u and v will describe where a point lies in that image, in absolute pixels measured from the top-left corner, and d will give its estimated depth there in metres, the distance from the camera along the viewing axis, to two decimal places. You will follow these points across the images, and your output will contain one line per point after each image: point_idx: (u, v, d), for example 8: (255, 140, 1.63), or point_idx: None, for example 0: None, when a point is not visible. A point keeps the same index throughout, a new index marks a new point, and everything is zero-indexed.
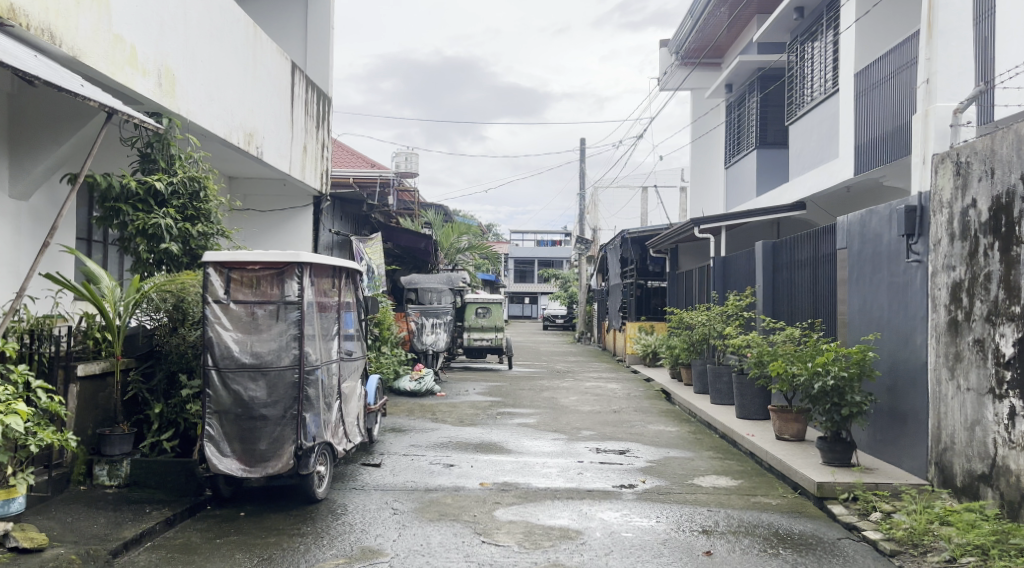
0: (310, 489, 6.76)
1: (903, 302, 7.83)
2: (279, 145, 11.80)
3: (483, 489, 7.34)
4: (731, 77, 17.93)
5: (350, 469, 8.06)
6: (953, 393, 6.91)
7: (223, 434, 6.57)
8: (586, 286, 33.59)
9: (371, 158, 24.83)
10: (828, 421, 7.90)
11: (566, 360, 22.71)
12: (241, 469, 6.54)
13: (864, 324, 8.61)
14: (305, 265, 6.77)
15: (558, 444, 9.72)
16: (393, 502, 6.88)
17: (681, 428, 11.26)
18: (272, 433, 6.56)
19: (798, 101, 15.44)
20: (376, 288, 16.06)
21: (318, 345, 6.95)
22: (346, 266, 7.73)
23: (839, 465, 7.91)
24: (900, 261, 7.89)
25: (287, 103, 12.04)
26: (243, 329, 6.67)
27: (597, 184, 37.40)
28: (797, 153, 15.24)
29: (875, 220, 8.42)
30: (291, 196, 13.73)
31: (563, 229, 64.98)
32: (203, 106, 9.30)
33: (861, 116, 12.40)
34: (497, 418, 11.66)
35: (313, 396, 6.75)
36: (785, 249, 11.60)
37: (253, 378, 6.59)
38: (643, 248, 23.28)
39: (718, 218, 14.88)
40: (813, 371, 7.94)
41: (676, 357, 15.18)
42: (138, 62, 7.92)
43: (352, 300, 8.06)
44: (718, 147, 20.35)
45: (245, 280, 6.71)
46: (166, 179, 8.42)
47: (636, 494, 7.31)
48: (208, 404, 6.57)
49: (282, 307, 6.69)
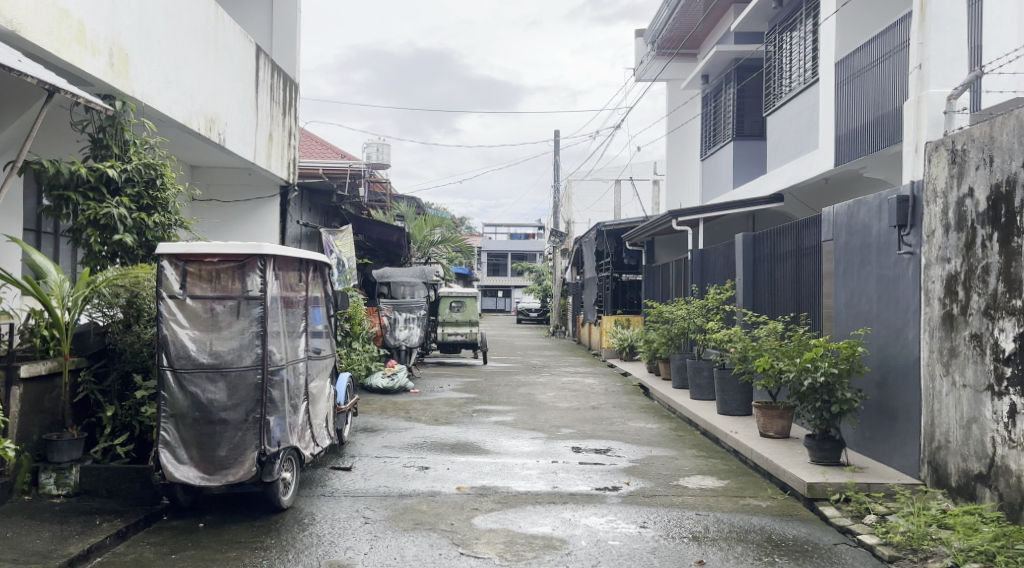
0: (275, 497, 6.35)
1: (894, 297, 7.55)
2: (242, 132, 11.29)
3: (460, 494, 6.96)
4: (707, 68, 17.59)
5: (319, 473, 7.64)
6: (948, 390, 6.64)
7: (180, 440, 6.15)
8: (560, 280, 33.32)
9: (342, 150, 24.28)
10: (817, 418, 7.60)
11: (541, 354, 22.36)
12: (199, 477, 6.14)
13: (852, 318, 8.33)
14: (268, 257, 6.34)
15: (537, 443, 9.36)
16: (364, 510, 6.49)
17: (662, 424, 10.96)
18: (233, 438, 6.15)
19: (777, 92, 15.16)
20: (347, 281, 15.59)
21: (283, 343, 6.52)
22: (313, 259, 7.30)
23: (829, 464, 7.63)
24: (890, 253, 7.61)
25: (251, 88, 11.54)
26: (201, 327, 6.23)
27: (570, 177, 37.18)
28: (776, 144, 14.96)
29: (864, 211, 8.13)
30: (257, 186, 13.27)
31: (537, 222, 64.62)
32: (160, 89, 8.84)
33: (842, 106, 12.13)
34: (473, 416, 11.28)
35: (277, 398, 6.33)
36: (767, 241, 11.33)
37: (212, 380, 6.16)
38: (619, 240, 22.97)
39: (695, 210, 14.59)
40: (801, 368, 7.64)
41: (654, 351, 14.86)
42: (87, 40, 7.49)
43: (321, 294, 7.63)
44: (694, 138, 20.05)
45: (202, 274, 6.28)
46: (119, 167, 8.00)
47: (621, 497, 6.97)
48: (164, 407, 6.15)
49: (243, 303, 6.26)
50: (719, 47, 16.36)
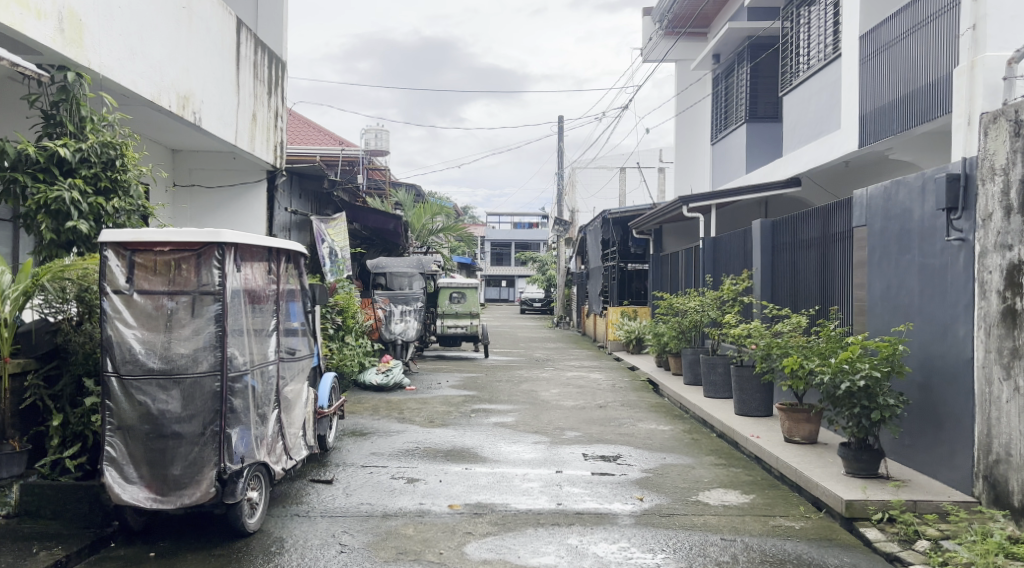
0: (238, 521, 5.55)
1: (940, 289, 6.70)
2: (221, 111, 10.45)
3: (453, 514, 6.16)
4: (719, 46, 16.61)
5: (295, 488, 6.82)
6: (1010, 396, 5.81)
7: (128, 456, 5.37)
8: (564, 269, 32.48)
9: (338, 135, 23.35)
10: (853, 426, 6.75)
11: (545, 347, 21.47)
12: (150, 499, 5.36)
13: (890, 313, 7.47)
14: (227, 244, 5.50)
15: (539, 449, 8.54)
16: (341, 536, 5.69)
17: (674, 426, 10.13)
18: (188, 455, 5.35)
19: (794, 70, 14.22)
20: (339, 272, 14.85)
21: (248, 345, 5.70)
22: (285, 248, 6.44)
23: (866, 477, 6.80)
24: (936, 240, 6.75)
25: (230, 63, 10.68)
26: (151, 326, 5.41)
27: (574, 164, 36.38)
28: (793, 125, 14.06)
29: (904, 192, 7.26)
30: (243, 170, 12.43)
31: (541, 211, 63.80)
32: (122, 61, 8.03)
33: (867, 83, 11.19)
34: (471, 417, 10.43)
35: (239, 408, 5.51)
36: (787, 228, 10.47)
37: (164, 388, 5.35)
38: (625, 228, 22.07)
39: (707, 195, 13.74)
40: (836, 370, 6.81)
41: (664, 345, 13.98)
42: (29, 1, 6.70)
43: (296, 286, 6.78)
44: (703, 122, 19.13)
45: (151, 266, 5.46)
46: (72, 145, 7.12)
47: (634, 517, 6.16)
48: (109, 419, 5.35)
49: (198, 298, 5.44)
50: (732, 24, 15.42)
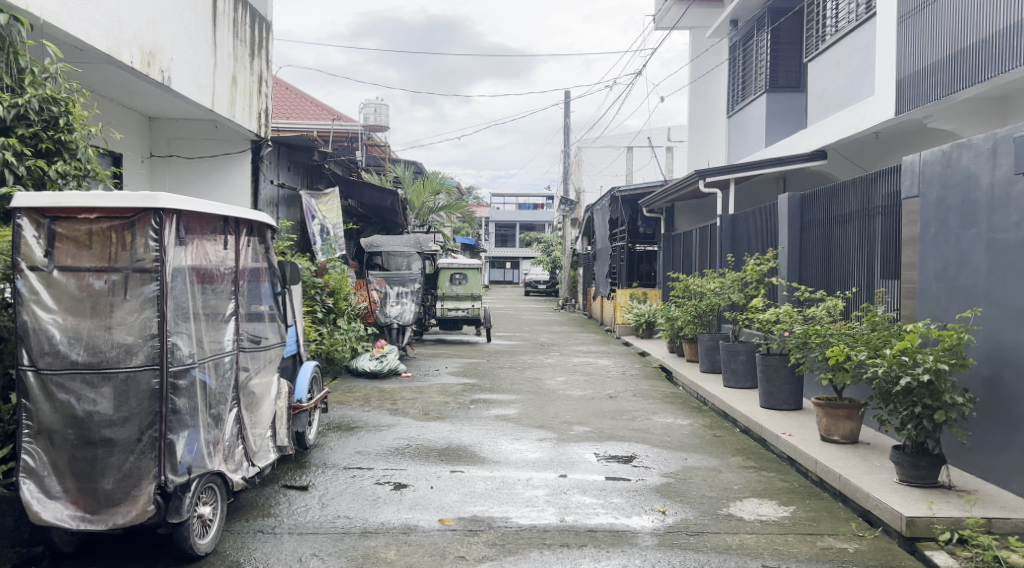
0: (186, 542, 4.63)
1: (1016, 268, 5.74)
2: (195, 72, 9.50)
3: (445, 531, 5.23)
4: (737, 12, 15.46)
5: (262, 496, 5.90)
6: None
7: (51, 466, 4.44)
8: (570, 250, 31.48)
9: (334, 109, 22.21)
10: (911, 428, 5.78)
11: (550, 330, 20.49)
12: (76, 518, 4.44)
13: (949, 297, 6.50)
14: (166, 211, 4.55)
15: (544, 448, 7.59)
16: (309, 560, 4.77)
17: (693, 420, 9.17)
18: (121, 465, 4.42)
19: (821, 34, 13.12)
20: (331, 250, 13.95)
21: (196, 334, 4.76)
22: (248, 219, 5.48)
23: (924, 486, 5.85)
24: (1012, 210, 5.79)
25: (205, 19, 9.70)
26: (75, 311, 4.47)
27: (580, 143, 35.35)
28: (820, 93, 13.00)
29: (968, 157, 6.28)
30: (224, 140, 11.44)
31: (546, 192, 62.79)
32: (69, 7, 7.09)
33: (906, 43, 10.14)
34: (470, 409, 9.48)
35: (184, 409, 4.57)
36: (820, 201, 9.47)
37: (92, 385, 4.42)
38: (634, 207, 21.05)
39: (725, 169, 12.72)
40: (892, 362, 5.85)
41: (677, 330, 13.00)
42: None
43: (263, 265, 5.83)
44: (717, 95, 18.04)
45: (76, 239, 4.50)
46: (6, 100, 6.13)
47: (657, 536, 5.22)
48: (26, 422, 4.43)
49: (132, 275, 4.49)
50: None
